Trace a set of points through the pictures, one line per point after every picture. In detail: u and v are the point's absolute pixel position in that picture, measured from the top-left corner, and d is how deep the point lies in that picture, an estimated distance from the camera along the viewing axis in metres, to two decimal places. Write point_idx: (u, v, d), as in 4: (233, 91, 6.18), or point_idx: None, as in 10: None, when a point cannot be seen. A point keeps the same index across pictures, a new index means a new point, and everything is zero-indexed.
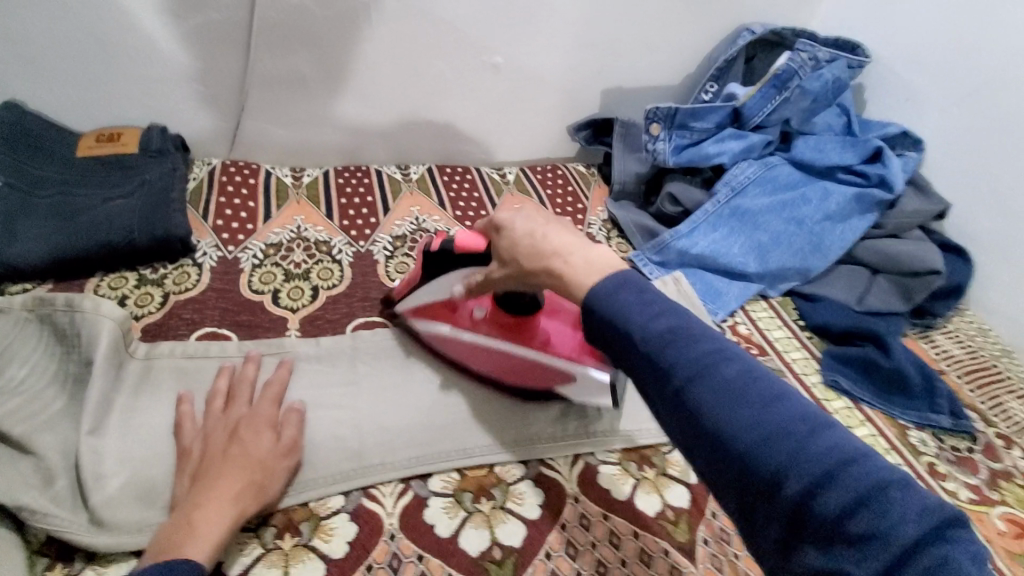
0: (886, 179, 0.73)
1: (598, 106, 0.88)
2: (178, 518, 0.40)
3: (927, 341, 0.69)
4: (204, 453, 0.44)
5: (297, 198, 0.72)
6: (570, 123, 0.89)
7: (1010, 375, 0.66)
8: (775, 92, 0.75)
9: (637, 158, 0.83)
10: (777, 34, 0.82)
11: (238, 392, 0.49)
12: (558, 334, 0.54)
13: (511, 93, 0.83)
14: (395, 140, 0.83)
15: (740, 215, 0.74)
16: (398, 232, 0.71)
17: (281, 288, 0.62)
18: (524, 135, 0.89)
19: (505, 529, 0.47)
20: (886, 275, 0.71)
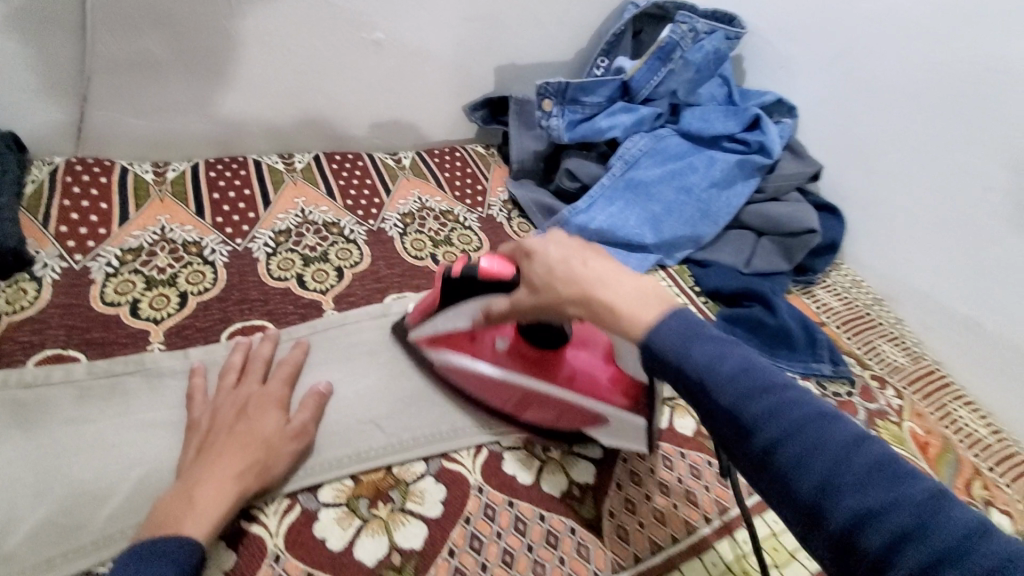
0: (765, 145, 0.78)
1: (492, 84, 0.86)
2: (178, 491, 0.41)
3: (808, 296, 0.75)
4: (212, 427, 0.45)
5: (160, 196, 0.65)
6: (466, 102, 0.86)
7: (880, 319, 0.72)
8: (661, 64, 0.78)
9: (533, 135, 0.83)
10: (659, 8, 0.83)
11: (252, 367, 0.50)
12: (588, 367, 0.51)
13: (401, 72, 0.79)
14: (279, 127, 0.77)
15: (634, 187, 0.76)
16: (280, 226, 0.65)
17: (141, 298, 0.55)
18: (419, 115, 0.85)
19: (405, 532, 0.46)
20: (769, 237, 0.76)
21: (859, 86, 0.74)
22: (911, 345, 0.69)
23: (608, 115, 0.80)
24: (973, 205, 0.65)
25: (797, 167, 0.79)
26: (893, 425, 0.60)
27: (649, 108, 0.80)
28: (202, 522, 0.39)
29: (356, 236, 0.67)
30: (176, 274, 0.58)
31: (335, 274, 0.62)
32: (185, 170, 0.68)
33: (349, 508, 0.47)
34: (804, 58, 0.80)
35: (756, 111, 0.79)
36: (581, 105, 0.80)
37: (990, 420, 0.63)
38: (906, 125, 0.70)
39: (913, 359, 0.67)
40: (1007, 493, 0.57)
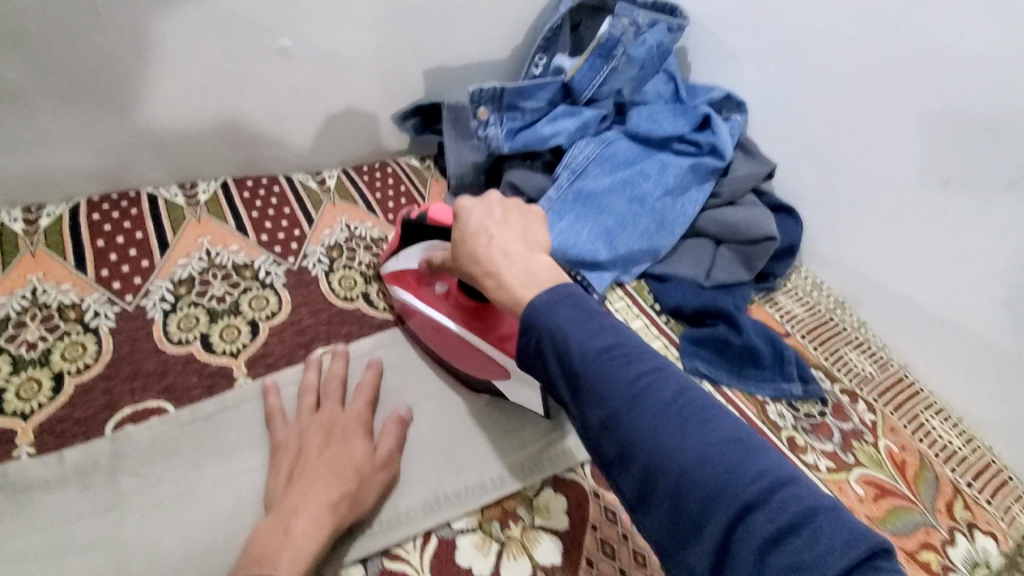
0: (717, 147, 0.74)
1: (423, 90, 0.78)
2: (275, 523, 0.46)
3: (772, 305, 0.73)
4: (302, 447, 0.52)
5: (32, 248, 0.60)
6: (396, 111, 0.78)
7: (844, 325, 0.72)
8: (603, 61, 0.74)
9: (471, 146, 0.77)
10: None
11: (330, 391, 0.57)
12: (512, 333, 0.57)
13: (317, 81, 0.70)
14: (179, 153, 0.67)
15: (584, 199, 0.72)
16: (182, 274, 0.63)
17: (11, 384, 0.53)
18: (345, 129, 0.76)
19: None
20: (728, 245, 0.73)
21: (809, 77, 0.70)
22: (876, 352, 0.69)
23: (549, 121, 0.75)
24: (927, 205, 0.62)
25: (752, 166, 0.75)
26: (869, 447, 0.61)
27: (593, 111, 0.75)
28: (297, 559, 0.44)
29: (273, 280, 0.65)
30: (51, 348, 0.56)
31: (247, 329, 0.61)
32: (61, 217, 0.63)
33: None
34: (750, 49, 0.76)
35: (706, 110, 0.74)
36: (521, 111, 0.74)
37: (959, 427, 0.64)
38: (859, 118, 0.66)
39: (879, 367, 0.68)
40: (989, 511, 0.59)
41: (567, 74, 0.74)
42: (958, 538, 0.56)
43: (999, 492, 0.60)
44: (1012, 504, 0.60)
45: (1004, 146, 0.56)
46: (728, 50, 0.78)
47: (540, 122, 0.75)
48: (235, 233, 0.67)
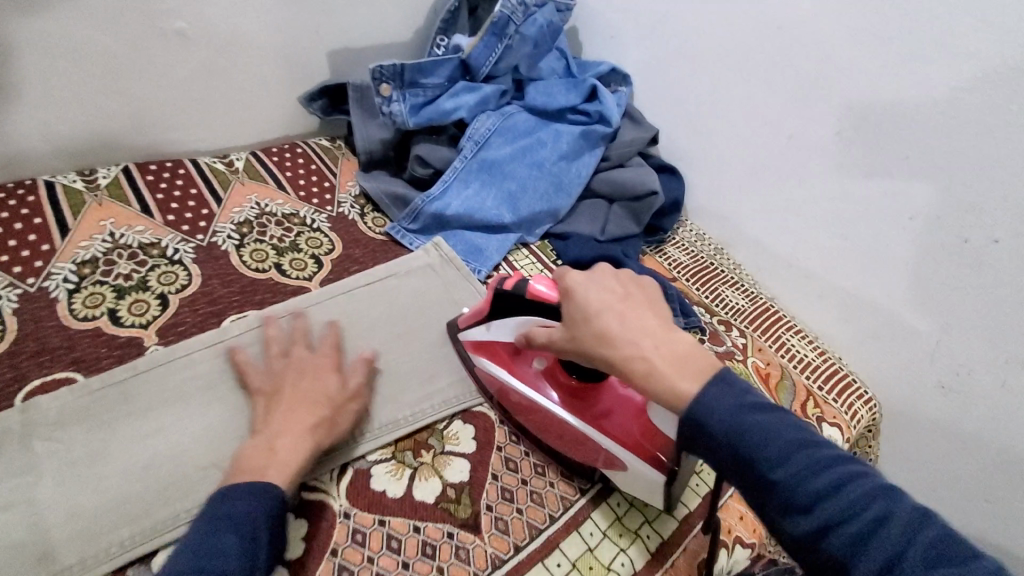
0: (603, 114, 0.89)
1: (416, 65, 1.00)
2: (387, 392, 0.63)
3: (661, 254, 0.90)
4: (376, 350, 0.64)
5: (98, 201, 0.74)
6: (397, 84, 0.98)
7: (722, 266, 0.88)
8: (497, 39, 0.86)
9: (377, 124, 0.89)
10: None
11: (389, 301, 0.71)
12: (613, 408, 0.58)
13: (229, 56, 0.80)
14: (224, 125, 0.86)
15: (489, 167, 0.87)
16: (240, 217, 0.78)
17: (118, 306, 0.65)
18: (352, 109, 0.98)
19: (452, 470, 0.59)
20: (619, 202, 0.88)
21: (679, 49, 0.86)
22: (747, 287, 0.86)
23: (451, 96, 0.88)
24: (771, 149, 0.78)
25: (638, 132, 0.91)
26: (739, 362, 0.75)
27: (494, 86, 0.90)
28: (281, 470, 0.50)
29: (319, 225, 0.81)
30: (147, 277, 0.69)
31: (313, 261, 0.76)
32: (116, 177, 0.77)
33: (398, 461, 0.59)
34: (628, 27, 0.92)
35: (593, 82, 0.89)
36: (424, 87, 0.87)
37: (814, 342, 0.81)
38: (714, 79, 0.83)
39: (750, 299, 0.84)
40: (835, 407, 0.74)
41: (465, 51, 0.87)
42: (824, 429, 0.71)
43: (845, 394, 0.76)
44: (856, 401, 0.75)
45: (908, 107, 0.65)
46: (612, 30, 0.95)
47: (442, 97, 0.88)
48: (276, 191, 0.83)
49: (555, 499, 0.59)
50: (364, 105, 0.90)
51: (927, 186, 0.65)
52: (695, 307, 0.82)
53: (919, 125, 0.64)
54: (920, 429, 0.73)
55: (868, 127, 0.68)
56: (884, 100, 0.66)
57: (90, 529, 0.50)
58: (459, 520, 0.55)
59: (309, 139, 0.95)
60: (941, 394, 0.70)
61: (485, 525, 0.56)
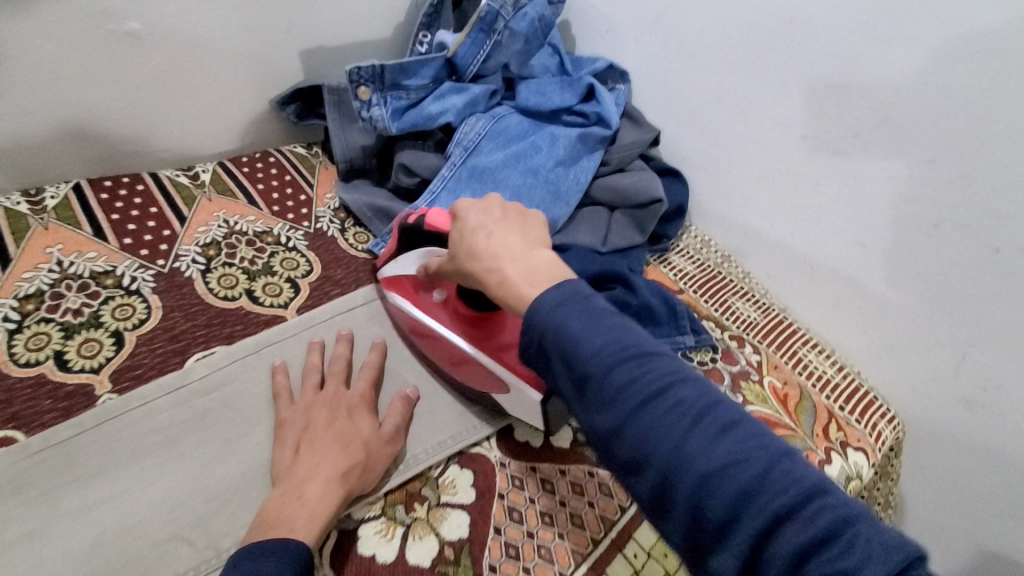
0: (603, 116, 0.81)
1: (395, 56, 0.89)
2: (285, 490, 0.50)
3: (665, 265, 0.82)
4: (307, 422, 0.56)
5: (44, 224, 0.69)
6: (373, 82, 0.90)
7: (732, 276, 0.80)
8: (484, 36, 0.79)
9: (359, 130, 0.82)
10: None
11: (336, 366, 0.62)
12: (510, 330, 0.60)
13: (183, 58, 0.73)
14: (175, 128, 0.78)
15: (479, 175, 0.78)
16: (204, 238, 0.73)
17: (69, 348, 0.61)
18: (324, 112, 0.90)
19: (449, 525, 0.54)
20: (621, 210, 0.80)
21: (677, 43, 0.79)
22: (758, 297, 0.77)
23: (436, 98, 0.80)
24: (787, 153, 0.70)
25: (638, 133, 0.83)
26: (754, 385, 0.69)
27: (480, 86, 0.81)
28: (312, 521, 0.48)
29: (296, 243, 0.75)
30: (100, 312, 0.64)
31: (290, 286, 0.71)
32: (65, 196, 0.72)
33: (388, 518, 0.54)
34: (627, 21, 0.84)
35: (590, 81, 0.81)
36: (405, 90, 0.79)
37: (834, 359, 0.72)
38: (725, 82, 0.74)
39: (761, 312, 0.76)
40: (858, 429, 0.67)
41: (449, 50, 0.79)
42: (834, 457, 0.64)
43: (869, 413, 0.68)
44: (881, 421, 0.68)
45: (886, 106, 0.60)
46: (607, 24, 0.87)
47: (426, 99, 0.80)
48: (246, 205, 0.78)
49: (567, 553, 0.54)
50: (341, 108, 0.83)
51: (924, 166, 0.59)
52: (705, 323, 0.74)
53: (879, 129, 0.61)
54: (948, 446, 0.65)
55: (875, 134, 0.62)
56: (839, 77, 0.63)
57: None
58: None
59: (282, 147, 0.87)
60: (964, 409, 0.63)
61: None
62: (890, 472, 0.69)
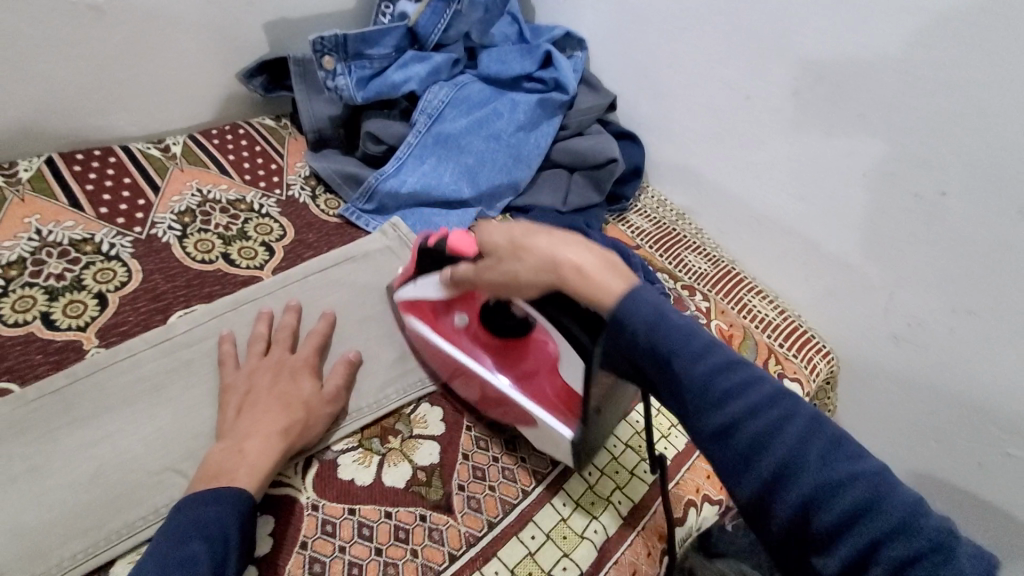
0: (560, 82, 0.94)
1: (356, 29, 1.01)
2: (228, 447, 0.56)
3: (626, 224, 0.96)
4: (247, 389, 0.61)
5: (22, 197, 0.77)
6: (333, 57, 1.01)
7: (684, 232, 0.95)
8: (444, 6, 0.91)
9: (326, 103, 0.93)
10: None
11: (282, 336, 0.68)
12: (542, 375, 0.61)
13: (143, 34, 0.82)
14: (153, 102, 0.88)
15: (444, 141, 0.91)
16: (178, 206, 0.83)
17: (59, 309, 0.70)
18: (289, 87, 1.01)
19: (420, 454, 0.66)
20: (580, 171, 0.94)
21: (636, 15, 0.91)
22: (709, 250, 0.92)
23: (399, 68, 0.91)
24: (743, 116, 0.82)
25: (595, 99, 0.97)
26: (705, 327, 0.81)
27: (443, 56, 0.93)
28: (253, 473, 0.54)
29: (268, 210, 0.86)
30: (82, 276, 0.73)
31: (262, 249, 0.82)
32: (38, 169, 0.80)
33: (366, 449, 0.65)
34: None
35: (547, 49, 0.94)
36: (369, 59, 0.90)
37: (776, 304, 0.87)
38: (672, 47, 0.87)
39: (713, 264, 0.91)
40: (795, 363, 0.81)
41: (409, 20, 0.90)
42: None
43: (806, 349, 0.82)
44: (816, 356, 0.82)
45: (862, 88, 0.69)
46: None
47: (389, 68, 0.91)
48: (217, 175, 0.88)
49: (526, 474, 0.66)
50: (307, 80, 0.92)
51: (882, 141, 0.69)
52: (660, 274, 0.89)
53: (843, 112, 0.71)
54: (878, 380, 0.79)
55: (817, 95, 0.73)
56: (810, 61, 0.72)
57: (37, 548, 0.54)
58: (432, 501, 0.62)
59: (253, 120, 0.98)
60: (894, 344, 0.76)
61: (457, 505, 0.62)
62: (827, 402, 0.85)
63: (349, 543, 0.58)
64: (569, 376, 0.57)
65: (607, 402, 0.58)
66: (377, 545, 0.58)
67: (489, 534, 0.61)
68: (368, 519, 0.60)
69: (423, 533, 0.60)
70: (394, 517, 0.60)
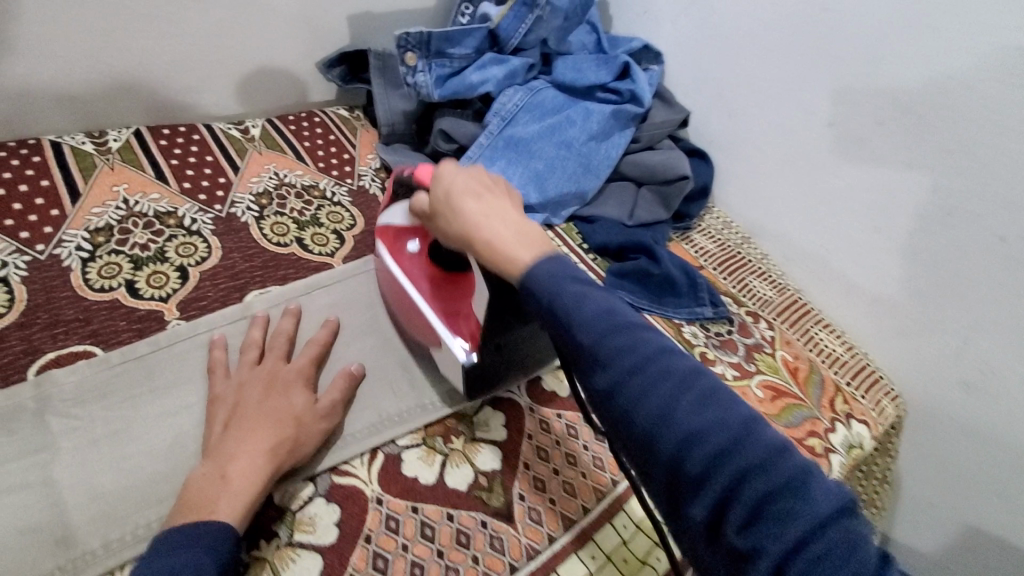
0: (636, 94, 0.85)
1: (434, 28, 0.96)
2: (211, 471, 0.50)
3: (688, 242, 0.85)
4: (238, 400, 0.56)
5: (111, 164, 0.75)
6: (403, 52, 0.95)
7: (750, 256, 0.84)
8: (528, 9, 0.82)
9: (401, 95, 0.88)
10: None
11: (276, 343, 0.62)
12: (462, 313, 0.60)
13: (238, 21, 0.78)
14: (228, 91, 0.84)
15: (514, 144, 0.83)
16: (257, 188, 0.79)
17: (142, 278, 0.67)
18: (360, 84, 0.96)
19: (481, 456, 0.62)
20: (647, 185, 0.85)
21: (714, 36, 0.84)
22: (775, 278, 0.82)
23: (478, 69, 0.84)
24: (806, 137, 0.75)
25: (668, 114, 0.87)
26: (767, 356, 0.73)
27: (521, 60, 0.85)
28: (235, 503, 0.49)
29: (339, 199, 0.82)
30: (165, 249, 0.70)
31: (335, 237, 0.78)
32: (127, 140, 0.78)
33: (429, 447, 0.62)
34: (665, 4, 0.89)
35: (625, 60, 0.85)
36: (450, 59, 0.83)
37: (843, 338, 0.77)
38: (744, 63, 0.81)
39: (778, 291, 0.80)
40: (863, 403, 0.71)
41: (493, 23, 0.83)
42: (837, 426, 0.68)
43: (874, 390, 0.72)
44: (884, 398, 0.72)
45: (921, 119, 0.63)
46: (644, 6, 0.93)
47: (468, 69, 0.84)
48: (295, 160, 0.84)
49: (588, 490, 0.61)
50: (385, 75, 0.88)
51: (919, 171, 0.65)
52: (723, 297, 0.78)
53: (917, 145, 0.65)
54: (949, 429, 0.69)
55: (896, 120, 0.66)
56: (904, 85, 0.64)
57: (111, 511, 0.52)
58: (494, 508, 0.58)
59: (326, 109, 0.93)
60: (964, 393, 0.66)
61: (517, 514, 0.58)
62: (889, 449, 0.74)
63: (412, 542, 0.55)
64: (478, 305, 0.56)
65: (511, 344, 0.58)
66: (439, 547, 0.55)
67: (549, 549, 0.56)
68: (431, 519, 0.56)
69: (484, 540, 0.55)
70: (456, 520, 0.56)
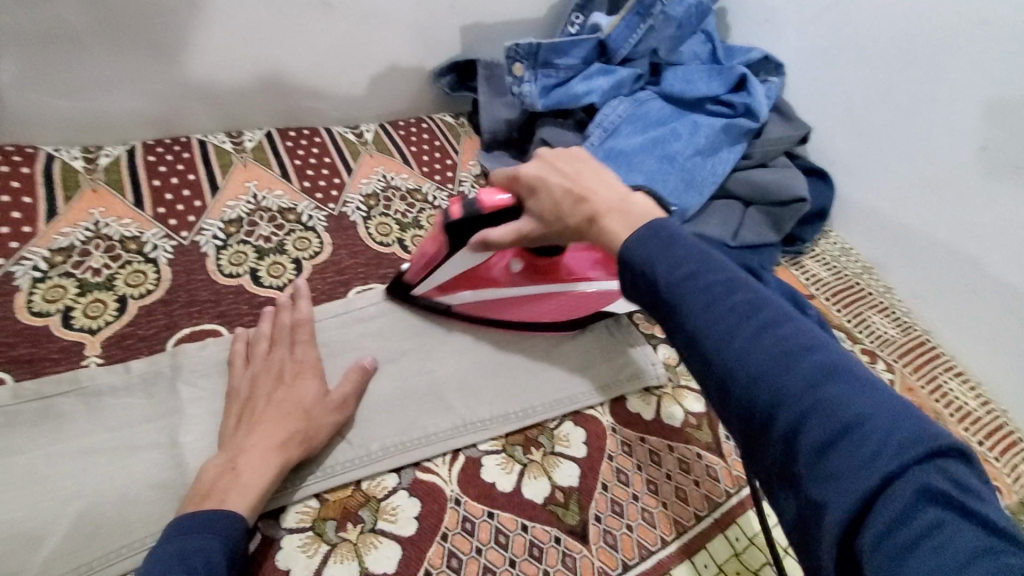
0: (751, 108, 0.87)
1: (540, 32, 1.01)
2: (224, 466, 0.54)
3: (798, 267, 0.89)
4: (249, 396, 0.60)
5: (242, 162, 0.83)
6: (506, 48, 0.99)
7: (869, 289, 0.85)
8: (639, 20, 0.87)
9: (505, 104, 0.95)
10: None
11: (279, 335, 0.66)
12: (584, 262, 0.75)
13: (364, 31, 0.86)
14: (353, 104, 0.93)
15: (614, 157, 0.86)
16: (366, 190, 0.86)
17: (262, 268, 0.75)
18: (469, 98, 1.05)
19: (561, 473, 0.64)
20: (757, 206, 0.87)
21: (854, 49, 0.84)
22: (898, 316, 0.82)
23: (583, 80, 0.90)
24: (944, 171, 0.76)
25: (786, 131, 0.90)
26: None
27: (627, 71, 0.90)
28: (246, 496, 0.52)
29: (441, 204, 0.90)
30: (284, 242, 0.78)
31: None
32: (260, 141, 0.86)
33: (509, 455, 0.65)
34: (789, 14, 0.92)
35: (740, 72, 0.88)
36: (555, 69, 0.89)
37: (974, 388, 0.75)
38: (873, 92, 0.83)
39: (902, 330, 0.80)
40: (996, 467, 0.69)
41: (604, 32, 0.88)
42: None
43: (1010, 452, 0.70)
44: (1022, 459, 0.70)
45: None
46: (768, 15, 0.96)
47: (574, 79, 0.90)
48: (401, 164, 0.91)
49: (669, 521, 0.62)
50: (492, 83, 0.95)
51: None
52: (836, 332, 0.80)
53: None
54: None
55: None
56: None
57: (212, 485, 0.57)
58: (569, 525, 0.60)
59: (435, 115, 1.02)
60: None
61: (592, 535, 0.60)
62: None
63: (485, 546, 0.58)
64: None
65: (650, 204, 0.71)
66: (512, 555, 0.58)
67: (663, 550, 0.60)
68: (505, 527, 0.59)
69: (556, 556, 0.58)
70: (530, 532, 0.59)
